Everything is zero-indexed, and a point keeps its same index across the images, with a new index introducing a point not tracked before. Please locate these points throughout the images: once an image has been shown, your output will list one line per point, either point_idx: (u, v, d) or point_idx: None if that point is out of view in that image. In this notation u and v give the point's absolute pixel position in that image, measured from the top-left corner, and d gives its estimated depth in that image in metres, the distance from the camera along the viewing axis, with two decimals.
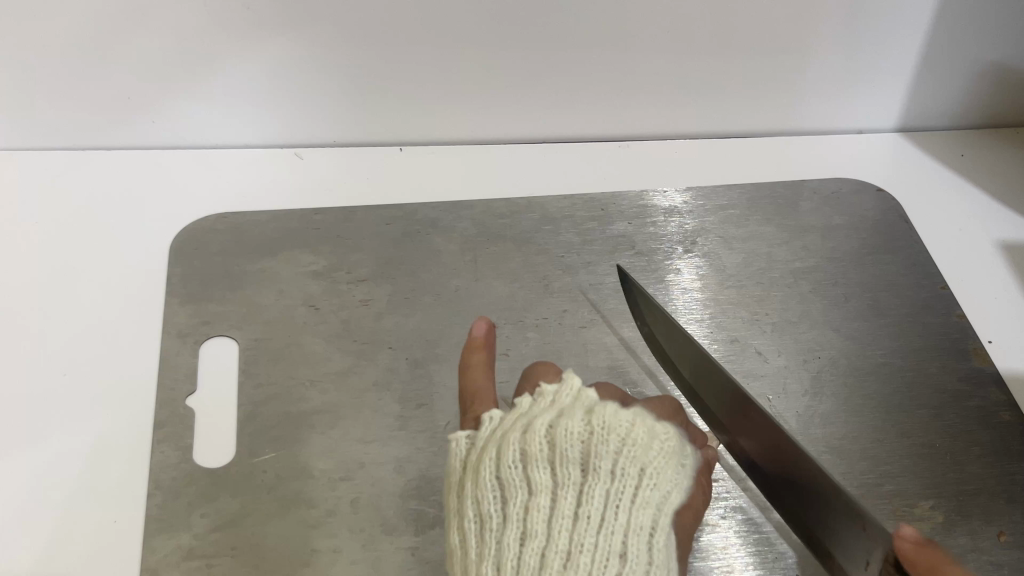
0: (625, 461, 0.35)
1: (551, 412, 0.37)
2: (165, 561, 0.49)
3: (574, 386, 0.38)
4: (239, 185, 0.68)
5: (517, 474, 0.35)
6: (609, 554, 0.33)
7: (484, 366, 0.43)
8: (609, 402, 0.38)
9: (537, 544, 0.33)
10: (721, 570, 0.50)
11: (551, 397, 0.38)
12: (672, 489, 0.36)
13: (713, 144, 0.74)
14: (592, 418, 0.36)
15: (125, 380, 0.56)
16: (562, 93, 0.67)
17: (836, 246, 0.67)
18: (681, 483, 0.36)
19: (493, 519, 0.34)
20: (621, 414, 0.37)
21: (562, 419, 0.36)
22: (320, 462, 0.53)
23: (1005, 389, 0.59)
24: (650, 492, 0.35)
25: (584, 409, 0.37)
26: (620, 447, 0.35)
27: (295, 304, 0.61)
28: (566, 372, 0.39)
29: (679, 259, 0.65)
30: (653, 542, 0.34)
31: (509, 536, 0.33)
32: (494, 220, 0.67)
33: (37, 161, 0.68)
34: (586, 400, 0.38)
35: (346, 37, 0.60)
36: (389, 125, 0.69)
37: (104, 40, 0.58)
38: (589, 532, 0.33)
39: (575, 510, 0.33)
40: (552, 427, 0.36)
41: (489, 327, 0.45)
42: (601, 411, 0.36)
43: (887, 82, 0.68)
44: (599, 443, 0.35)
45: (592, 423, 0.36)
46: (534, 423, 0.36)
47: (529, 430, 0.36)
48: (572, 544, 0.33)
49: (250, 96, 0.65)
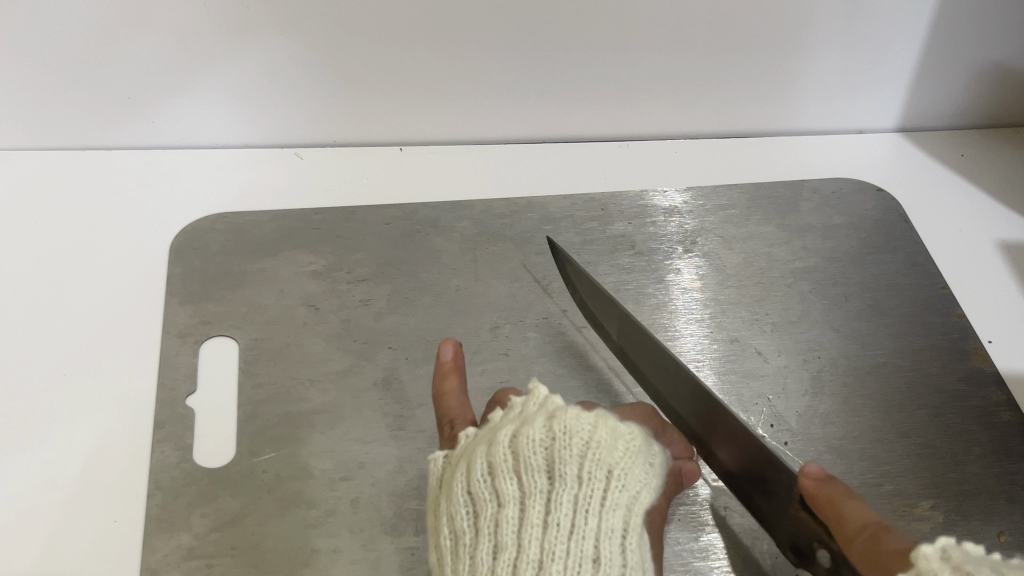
0: (591, 465, 0.35)
1: (514, 422, 0.37)
2: (165, 561, 0.49)
3: (540, 398, 0.39)
4: (240, 185, 0.68)
5: (486, 488, 0.35)
6: (583, 559, 0.32)
7: (458, 390, 0.45)
8: (571, 406, 0.37)
9: (509, 556, 0.32)
10: (721, 570, 0.50)
11: (518, 410, 0.38)
12: (639, 489, 0.36)
13: (713, 144, 0.74)
14: (554, 423, 0.35)
15: (126, 380, 0.56)
16: (562, 92, 0.67)
17: (836, 246, 0.67)
18: (648, 482, 0.37)
19: (466, 534, 0.34)
20: (584, 417, 0.36)
21: (524, 427, 0.36)
22: (320, 462, 0.53)
23: (1005, 389, 0.59)
24: (618, 495, 0.35)
25: (547, 415, 0.36)
26: (586, 451, 0.35)
27: (295, 304, 0.61)
28: (532, 385, 0.39)
29: (679, 259, 0.65)
30: (625, 544, 0.34)
31: (482, 551, 0.33)
32: (494, 220, 0.67)
33: (38, 161, 0.68)
34: (550, 407, 0.37)
35: (344, 37, 0.60)
36: (389, 125, 0.69)
37: (102, 38, 0.58)
38: (560, 539, 0.33)
39: (544, 518, 0.33)
40: (515, 436, 0.35)
41: (457, 350, 0.46)
42: (562, 416, 0.36)
43: (888, 79, 0.68)
44: (565, 448, 0.35)
45: (554, 428, 0.35)
46: (498, 435, 0.36)
47: (493, 443, 0.36)
48: (543, 553, 0.32)
49: (249, 97, 0.65)
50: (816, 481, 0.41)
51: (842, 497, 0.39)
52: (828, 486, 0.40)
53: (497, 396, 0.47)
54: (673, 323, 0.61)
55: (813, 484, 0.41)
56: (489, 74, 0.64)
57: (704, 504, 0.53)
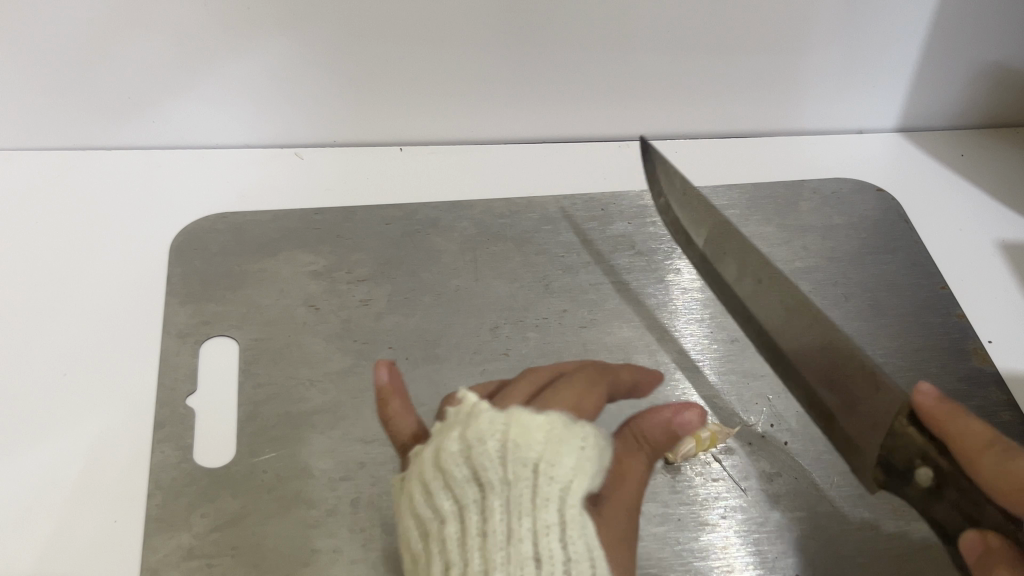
0: (514, 463, 0.37)
1: (441, 437, 0.40)
2: (165, 561, 0.49)
3: (467, 404, 0.42)
4: (241, 185, 0.68)
5: (427, 509, 0.37)
6: (524, 557, 0.34)
7: (399, 408, 0.50)
8: (490, 410, 0.40)
9: (457, 570, 0.34)
10: (721, 570, 0.50)
11: (448, 424, 0.41)
12: (571, 478, 0.38)
13: (714, 144, 0.73)
14: (467, 433, 0.38)
15: (126, 380, 0.56)
16: (562, 91, 0.67)
17: (836, 245, 0.67)
18: (581, 469, 0.39)
19: (421, 557, 0.36)
20: (498, 419, 0.40)
21: (447, 442, 0.38)
22: (320, 462, 0.53)
23: (1006, 389, 0.58)
24: (547, 488, 0.37)
25: (466, 425, 0.39)
26: (505, 454, 0.38)
27: (295, 304, 0.61)
28: (461, 394, 0.43)
29: (679, 259, 0.65)
30: (563, 535, 0.36)
31: (434, 569, 0.35)
32: (495, 220, 0.67)
33: (38, 161, 0.68)
34: (473, 414, 0.40)
35: (346, 37, 0.60)
36: (389, 125, 0.69)
37: (103, 38, 0.58)
38: (499, 544, 0.35)
39: (481, 526, 0.35)
40: (440, 453, 0.38)
41: (392, 372, 0.53)
42: (477, 425, 0.39)
43: (888, 80, 0.68)
44: (482, 455, 0.37)
45: (467, 436, 0.38)
46: (428, 455, 0.39)
47: (423, 464, 0.39)
48: (486, 559, 0.34)
49: (249, 96, 0.65)
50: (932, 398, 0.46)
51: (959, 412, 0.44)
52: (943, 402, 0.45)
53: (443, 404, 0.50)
54: (673, 323, 0.61)
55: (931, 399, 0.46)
56: (489, 74, 0.64)
57: (704, 504, 0.53)
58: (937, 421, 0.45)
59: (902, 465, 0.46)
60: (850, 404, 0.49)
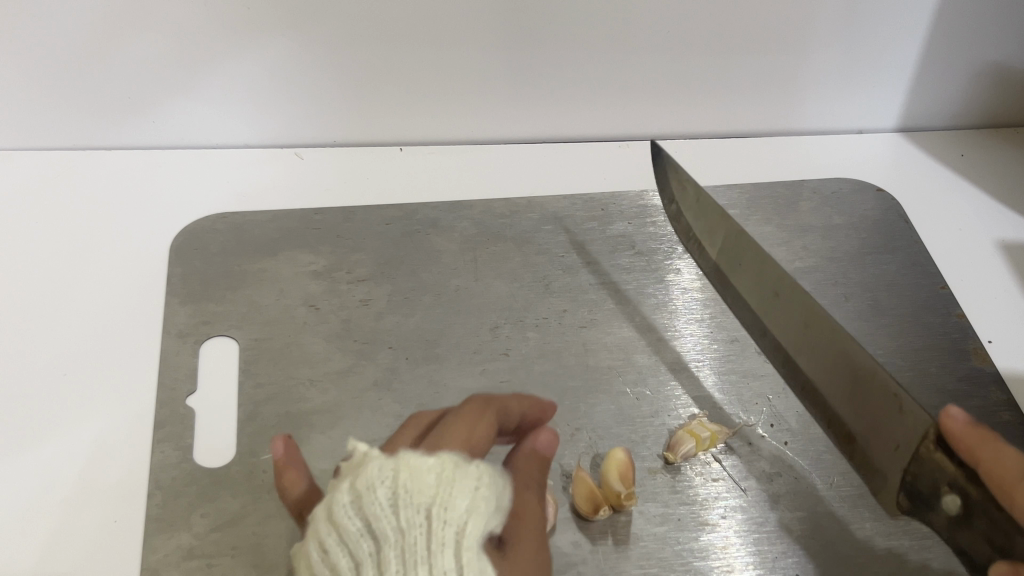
0: (405, 509, 0.35)
1: (330, 499, 0.37)
2: (165, 561, 0.49)
3: (358, 457, 0.39)
4: (241, 185, 0.68)
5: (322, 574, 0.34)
6: None
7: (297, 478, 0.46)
8: (378, 455, 0.38)
9: None
10: (721, 570, 0.50)
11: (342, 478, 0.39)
12: (465, 517, 0.36)
13: (714, 144, 0.73)
14: (357, 481, 0.36)
15: (126, 380, 0.56)
16: (563, 91, 0.67)
17: (836, 245, 0.67)
18: (476, 508, 0.37)
19: None
20: (386, 466, 0.37)
21: (336, 501, 0.36)
22: (320, 462, 0.53)
23: (1006, 389, 0.58)
24: (443, 530, 0.35)
25: (353, 477, 0.37)
26: (396, 499, 0.35)
27: (295, 304, 0.61)
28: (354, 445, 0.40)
29: (679, 259, 0.65)
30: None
31: None
32: (495, 220, 0.67)
33: (38, 161, 0.68)
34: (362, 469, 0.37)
35: (346, 37, 0.60)
36: (389, 125, 0.69)
37: (103, 38, 0.58)
38: None
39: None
40: (333, 514, 0.35)
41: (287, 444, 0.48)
42: (366, 474, 0.36)
43: (888, 80, 0.68)
44: (372, 504, 0.35)
45: (358, 486, 0.36)
46: (319, 522, 0.36)
47: (316, 531, 0.36)
48: None
49: (249, 96, 0.65)
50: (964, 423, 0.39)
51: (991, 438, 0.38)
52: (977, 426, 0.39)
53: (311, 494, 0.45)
54: (672, 323, 0.61)
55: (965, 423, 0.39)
56: (488, 74, 0.64)
57: (704, 504, 0.53)
58: (967, 448, 0.38)
59: (927, 492, 0.40)
60: (868, 425, 0.43)
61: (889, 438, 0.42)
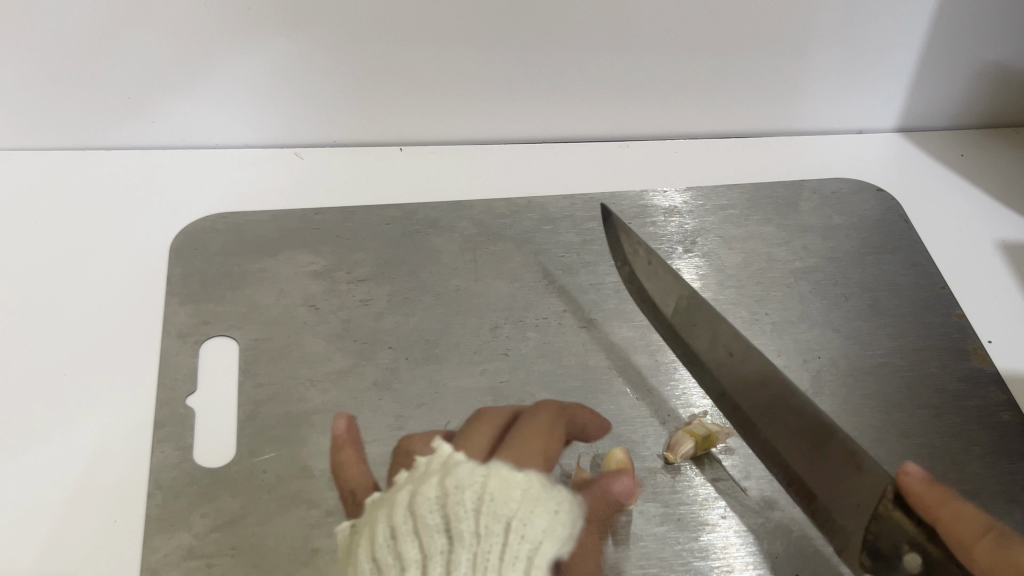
0: (488, 518, 0.34)
1: (411, 483, 0.37)
2: (165, 561, 0.49)
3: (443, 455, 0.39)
4: (241, 185, 0.68)
5: (388, 552, 0.33)
6: None
7: (353, 460, 0.44)
8: (470, 461, 0.38)
9: None
10: (721, 570, 0.50)
11: (421, 470, 0.38)
12: (541, 539, 0.35)
13: (714, 143, 0.73)
14: (447, 480, 0.36)
15: (126, 380, 0.56)
16: (563, 91, 0.67)
17: (836, 245, 0.67)
18: (552, 530, 0.36)
19: None
20: (478, 470, 0.37)
21: (419, 489, 0.35)
22: (320, 462, 0.53)
23: (1005, 389, 0.58)
24: (519, 546, 0.34)
25: (442, 472, 0.37)
26: (482, 503, 0.35)
27: (295, 304, 0.61)
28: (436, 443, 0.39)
29: (679, 259, 0.65)
30: None
31: None
32: (495, 219, 0.67)
33: (38, 161, 0.68)
34: (450, 465, 0.38)
35: (346, 37, 0.60)
36: (389, 125, 0.69)
37: (104, 39, 0.58)
38: None
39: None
40: (414, 498, 0.35)
41: (350, 422, 0.47)
42: (455, 475, 0.36)
43: (888, 80, 0.68)
44: (457, 504, 0.34)
45: (447, 485, 0.35)
46: (399, 501, 0.35)
47: (393, 509, 0.35)
48: None
49: (249, 97, 0.65)
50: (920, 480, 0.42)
51: (947, 495, 0.41)
52: (934, 484, 0.42)
53: (403, 446, 0.44)
54: None
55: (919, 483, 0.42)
56: (489, 74, 0.64)
57: (704, 504, 0.53)
58: (925, 506, 0.41)
59: (888, 550, 0.42)
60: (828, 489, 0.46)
61: (849, 496, 0.45)
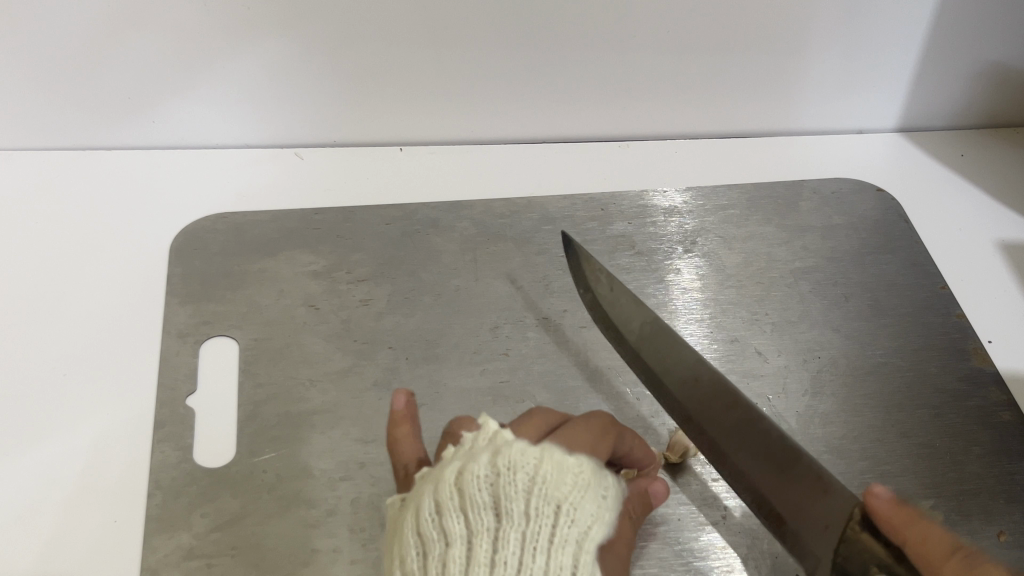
0: (538, 500, 0.34)
1: (460, 459, 0.36)
2: (165, 561, 0.49)
3: (489, 431, 0.38)
4: (241, 185, 0.68)
5: (433, 527, 0.33)
6: None
7: (410, 439, 0.43)
8: (519, 442, 0.37)
9: None
10: (721, 570, 0.50)
11: (467, 447, 0.37)
12: (590, 524, 0.35)
13: (713, 144, 0.74)
14: (499, 459, 0.35)
15: (127, 380, 0.56)
16: (563, 92, 0.67)
17: (836, 245, 0.67)
18: (600, 517, 0.36)
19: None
20: (530, 452, 0.36)
21: (468, 464, 0.35)
22: (320, 462, 0.53)
23: (1005, 389, 0.58)
24: (567, 530, 0.34)
25: (492, 451, 0.36)
26: (533, 487, 0.34)
27: (296, 304, 0.61)
28: (482, 417, 0.38)
29: (679, 259, 0.65)
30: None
31: None
32: (495, 220, 0.67)
33: (38, 161, 0.68)
34: (498, 444, 0.37)
35: (346, 37, 0.60)
36: (389, 126, 0.69)
37: (102, 39, 0.58)
38: None
39: (491, 555, 0.32)
40: (461, 474, 0.34)
41: (410, 400, 0.44)
42: (506, 452, 0.35)
43: (888, 81, 0.68)
44: (510, 484, 0.34)
45: (498, 464, 0.35)
46: (444, 474, 0.35)
47: (439, 482, 0.34)
48: None
49: (249, 97, 0.65)
50: (891, 500, 0.37)
51: (916, 515, 0.36)
52: (903, 505, 0.37)
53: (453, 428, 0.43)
54: (672, 323, 0.61)
55: (886, 503, 0.37)
56: (489, 75, 0.65)
57: (705, 504, 0.53)
58: (894, 528, 0.37)
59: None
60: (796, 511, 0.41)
61: (817, 518, 0.40)
